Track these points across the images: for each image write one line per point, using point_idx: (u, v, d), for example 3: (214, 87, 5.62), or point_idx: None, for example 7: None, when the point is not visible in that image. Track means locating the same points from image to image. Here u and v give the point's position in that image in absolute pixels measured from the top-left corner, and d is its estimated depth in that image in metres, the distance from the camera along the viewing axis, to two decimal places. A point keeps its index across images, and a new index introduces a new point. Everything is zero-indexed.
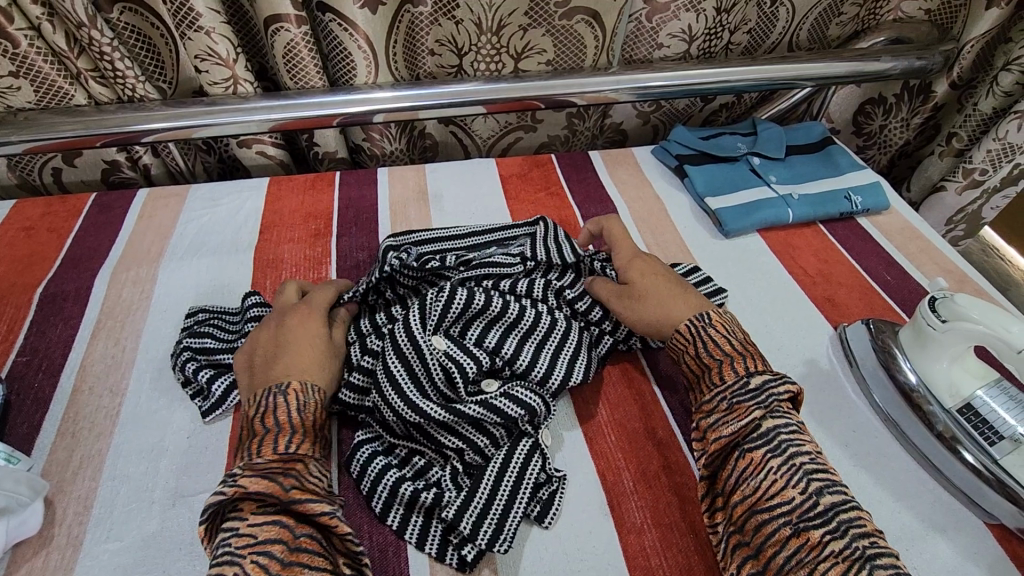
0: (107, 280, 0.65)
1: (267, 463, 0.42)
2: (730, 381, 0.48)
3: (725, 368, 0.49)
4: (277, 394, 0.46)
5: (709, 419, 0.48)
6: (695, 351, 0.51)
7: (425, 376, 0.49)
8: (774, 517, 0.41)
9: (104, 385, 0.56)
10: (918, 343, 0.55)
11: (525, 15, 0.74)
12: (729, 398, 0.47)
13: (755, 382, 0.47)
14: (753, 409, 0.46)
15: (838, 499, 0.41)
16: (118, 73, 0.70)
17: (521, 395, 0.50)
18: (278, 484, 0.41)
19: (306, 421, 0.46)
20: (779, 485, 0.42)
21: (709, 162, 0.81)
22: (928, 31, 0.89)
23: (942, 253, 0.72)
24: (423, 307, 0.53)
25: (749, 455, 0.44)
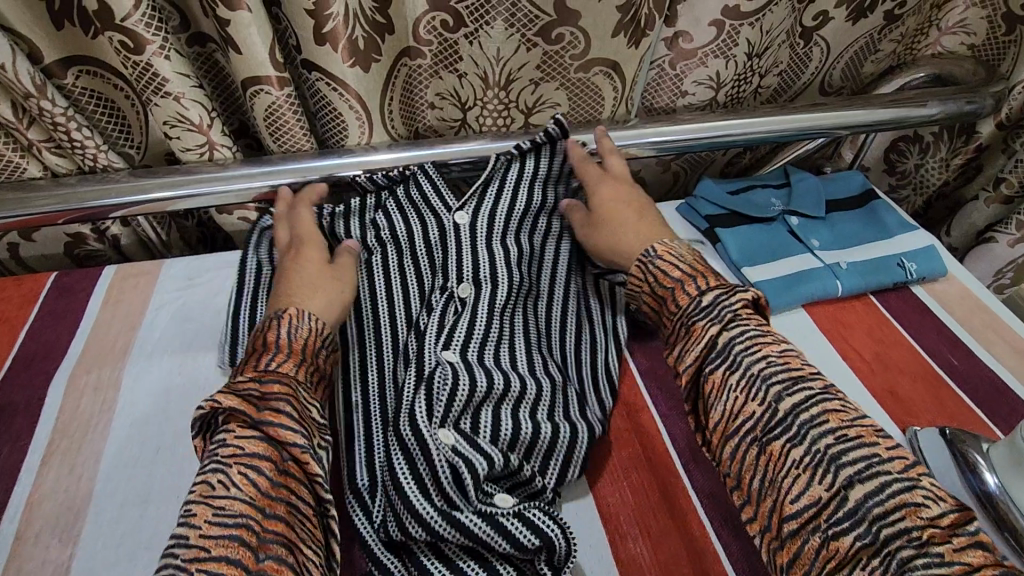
0: (64, 386, 0.57)
1: (245, 384, 0.44)
2: (688, 301, 0.50)
3: (678, 294, 0.51)
4: (279, 317, 0.50)
5: (676, 355, 0.49)
6: (650, 285, 0.53)
7: (432, 479, 0.45)
8: (742, 437, 0.43)
9: (54, 529, 0.47)
10: (1016, 466, 0.48)
11: (536, 68, 0.66)
12: (685, 322, 0.49)
13: (708, 298, 0.49)
14: (708, 327, 0.47)
15: (798, 401, 0.42)
16: (76, 143, 0.61)
17: (537, 521, 0.43)
18: (273, 457, 0.41)
19: (309, 411, 0.44)
20: (741, 402, 0.44)
21: (742, 222, 0.73)
22: (974, 70, 0.82)
23: (1012, 330, 0.64)
24: (430, 395, 0.49)
25: (710, 376, 0.46)
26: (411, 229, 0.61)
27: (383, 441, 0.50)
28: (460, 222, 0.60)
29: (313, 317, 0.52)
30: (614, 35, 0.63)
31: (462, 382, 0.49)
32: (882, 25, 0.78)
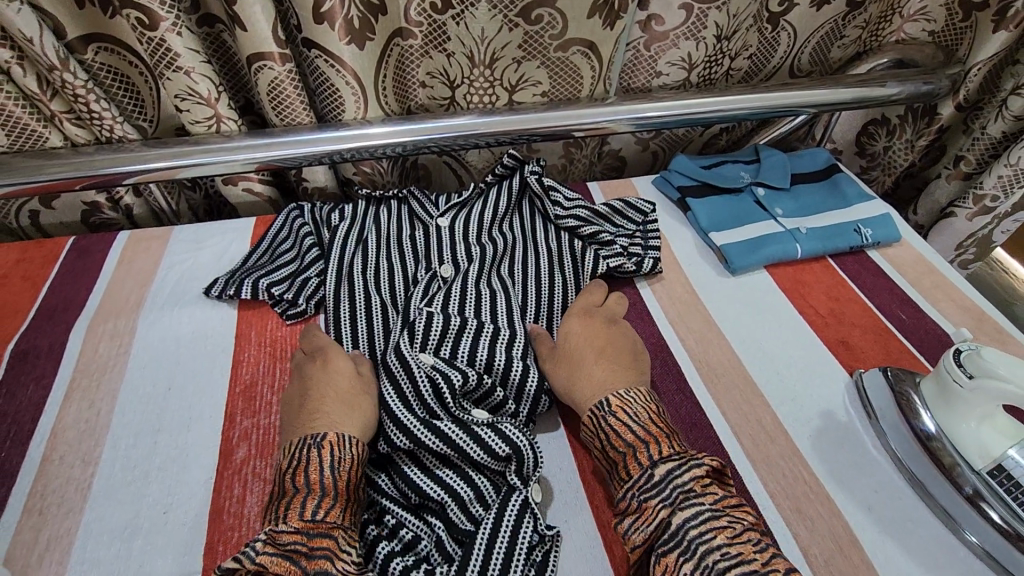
0: (82, 333, 0.62)
1: (290, 536, 0.41)
2: (637, 475, 0.46)
3: (630, 462, 0.47)
4: (311, 447, 0.46)
5: (623, 525, 0.45)
6: (600, 444, 0.49)
7: (414, 393, 0.51)
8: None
9: (76, 453, 0.52)
10: (943, 398, 0.52)
11: (518, 48, 0.72)
12: (636, 495, 0.45)
13: (660, 472, 0.45)
14: (659, 508, 0.43)
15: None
16: (94, 115, 0.67)
17: (508, 432, 0.49)
18: (298, 569, 0.40)
19: (338, 482, 0.45)
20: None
21: (712, 193, 0.79)
22: (933, 53, 0.86)
23: (959, 289, 0.69)
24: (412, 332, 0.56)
25: (662, 559, 0.42)
26: (398, 219, 0.72)
27: (376, 374, 0.57)
28: (441, 225, 0.71)
29: (355, 440, 0.48)
30: (590, 16, 0.69)
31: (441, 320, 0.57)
32: (845, 11, 0.84)
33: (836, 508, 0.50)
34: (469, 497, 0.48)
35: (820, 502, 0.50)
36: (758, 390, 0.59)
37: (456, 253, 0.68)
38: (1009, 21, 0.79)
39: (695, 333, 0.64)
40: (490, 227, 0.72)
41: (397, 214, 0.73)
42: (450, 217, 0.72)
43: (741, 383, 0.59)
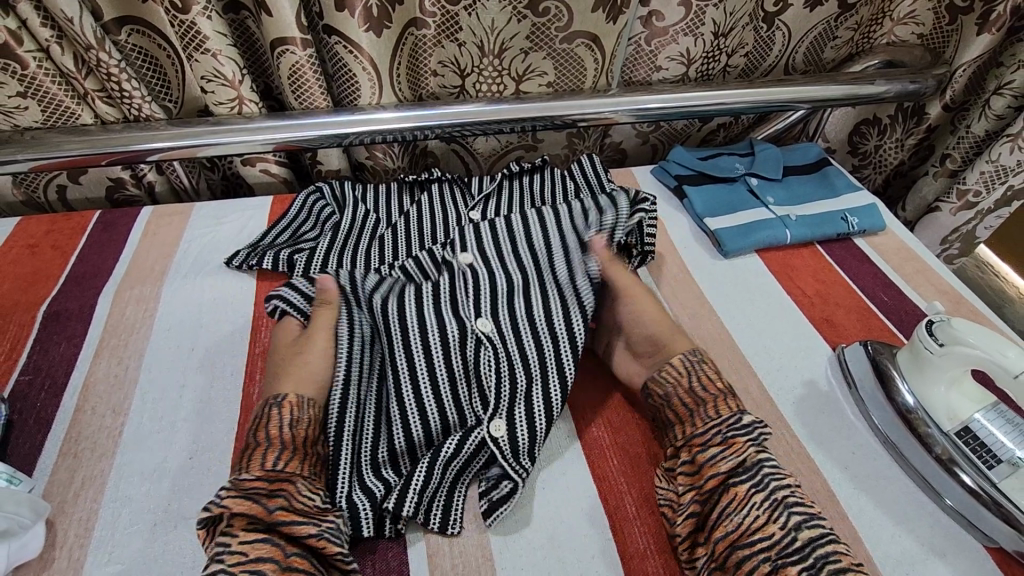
0: (111, 298, 0.65)
1: (251, 482, 0.44)
2: (726, 415, 0.50)
3: (721, 403, 0.52)
4: (272, 407, 0.50)
5: (705, 453, 0.49)
6: (688, 383, 0.54)
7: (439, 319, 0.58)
8: (754, 554, 0.43)
9: (106, 405, 0.56)
10: (916, 366, 0.55)
11: (526, 39, 0.76)
12: (725, 431, 0.49)
13: (748, 417, 0.50)
14: (748, 445, 0.48)
15: (813, 535, 0.43)
16: (125, 94, 0.71)
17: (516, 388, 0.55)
18: (261, 506, 0.43)
19: (295, 437, 0.48)
20: (760, 521, 0.44)
21: (707, 182, 0.82)
22: (922, 55, 0.90)
23: (937, 274, 0.73)
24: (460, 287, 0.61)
25: (734, 488, 0.46)
26: (427, 198, 0.78)
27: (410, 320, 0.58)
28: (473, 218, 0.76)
29: (284, 401, 0.50)
30: (594, 10, 0.73)
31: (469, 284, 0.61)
32: (836, 12, 0.88)
33: (816, 468, 0.54)
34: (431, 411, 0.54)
35: (801, 462, 0.54)
36: (747, 362, 0.62)
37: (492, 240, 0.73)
38: (991, 24, 0.84)
39: (690, 311, 0.68)
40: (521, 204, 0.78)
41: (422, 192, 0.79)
42: (481, 212, 0.77)
43: (730, 355, 0.63)
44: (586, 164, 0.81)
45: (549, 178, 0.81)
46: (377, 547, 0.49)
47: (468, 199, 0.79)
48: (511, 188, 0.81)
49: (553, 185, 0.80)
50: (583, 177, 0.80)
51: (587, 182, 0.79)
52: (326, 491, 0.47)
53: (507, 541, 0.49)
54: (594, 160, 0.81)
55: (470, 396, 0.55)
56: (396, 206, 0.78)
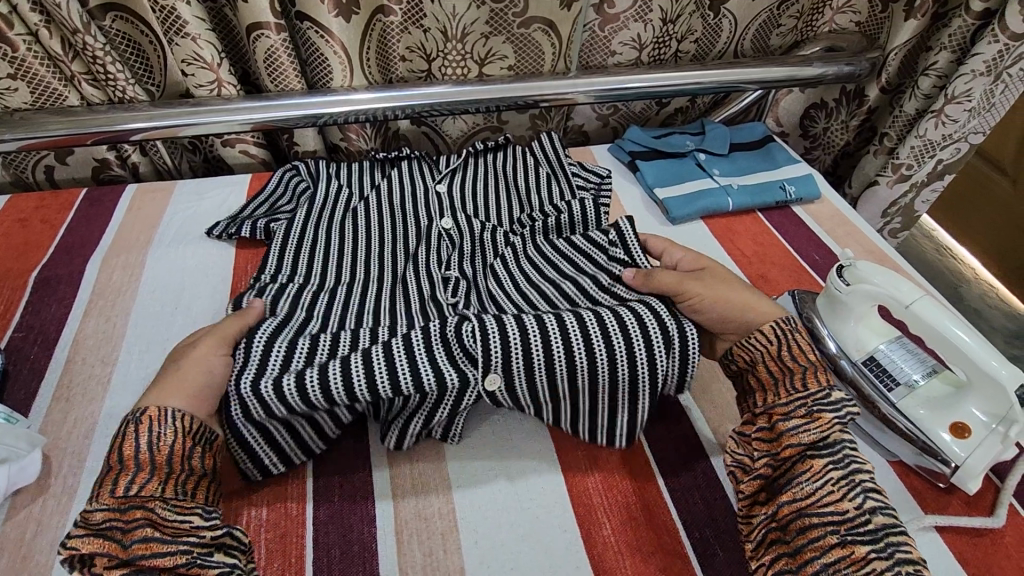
0: (98, 264, 0.70)
1: (102, 515, 0.42)
2: (815, 389, 0.50)
3: (809, 375, 0.50)
4: (129, 423, 0.46)
5: (787, 423, 0.49)
6: (778, 354, 0.52)
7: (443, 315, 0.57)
8: (822, 525, 0.44)
9: (96, 355, 0.61)
10: (830, 305, 0.61)
11: (486, 24, 0.82)
12: (809, 407, 0.49)
13: (839, 393, 0.49)
14: (835, 420, 0.48)
15: (891, 519, 0.43)
16: (110, 77, 0.75)
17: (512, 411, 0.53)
18: (116, 542, 0.41)
19: (158, 457, 0.45)
20: (835, 495, 0.45)
21: (659, 157, 0.89)
22: (858, 40, 0.99)
23: (865, 235, 0.80)
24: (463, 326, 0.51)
25: (811, 461, 0.46)
26: (399, 172, 0.84)
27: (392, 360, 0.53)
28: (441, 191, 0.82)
29: (179, 414, 0.47)
30: None
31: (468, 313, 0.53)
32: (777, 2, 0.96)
33: None
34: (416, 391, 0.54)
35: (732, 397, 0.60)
36: None
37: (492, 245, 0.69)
38: (916, 10, 0.92)
39: None
40: (486, 181, 0.84)
41: (396, 168, 0.85)
42: (447, 185, 0.83)
43: None
44: (548, 143, 0.87)
45: (512, 154, 0.87)
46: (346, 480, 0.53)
47: (436, 174, 0.84)
48: (475, 165, 0.86)
49: (515, 162, 0.86)
50: (543, 154, 0.86)
51: (548, 161, 0.86)
52: (203, 513, 0.44)
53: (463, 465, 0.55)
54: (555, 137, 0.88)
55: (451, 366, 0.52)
56: (368, 181, 0.83)
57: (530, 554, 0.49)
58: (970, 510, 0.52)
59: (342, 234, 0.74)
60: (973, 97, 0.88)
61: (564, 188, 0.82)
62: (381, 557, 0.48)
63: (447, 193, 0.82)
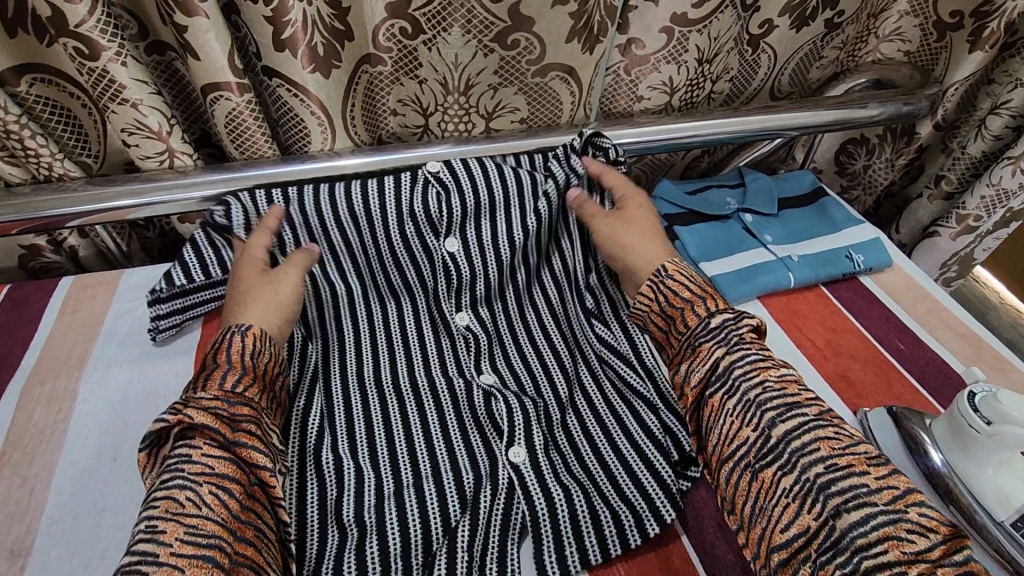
0: (16, 397, 0.55)
1: (211, 401, 0.42)
2: (694, 325, 0.51)
3: (688, 315, 0.52)
4: (235, 334, 0.47)
5: (679, 370, 0.51)
6: (658, 308, 0.54)
7: (457, 421, 0.53)
8: (737, 462, 0.45)
9: (4, 540, 0.46)
10: (958, 443, 0.48)
11: (495, 74, 0.68)
12: (691, 343, 0.51)
13: (715, 322, 0.50)
14: (713, 349, 0.49)
15: (791, 427, 0.44)
16: (30, 152, 0.61)
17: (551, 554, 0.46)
18: (225, 423, 0.42)
19: (256, 365, 0.47)
20: (735, 426, 0.46)
21: (699, 221, 0.76)
22: (910, 74, 0.87)
23: (952, 314, 0.68)
24: (495, 424, 0.53)
25: (710, 400, 0.48)
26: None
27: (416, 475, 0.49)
28: None
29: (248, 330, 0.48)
30: (569, 41, 0.66)
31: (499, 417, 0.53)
32: (823, 32, 0.83)
33: None
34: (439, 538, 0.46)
35: None
36: None
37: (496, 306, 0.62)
38: (985, 41, 0.79)
39: None
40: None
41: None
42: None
43: None
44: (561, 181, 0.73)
45: None
46: None
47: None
48: None
49: None
50: None
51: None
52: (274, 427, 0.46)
53: None
54: None
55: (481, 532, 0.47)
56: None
57: None
58: None
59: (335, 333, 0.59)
60: None
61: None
62: None
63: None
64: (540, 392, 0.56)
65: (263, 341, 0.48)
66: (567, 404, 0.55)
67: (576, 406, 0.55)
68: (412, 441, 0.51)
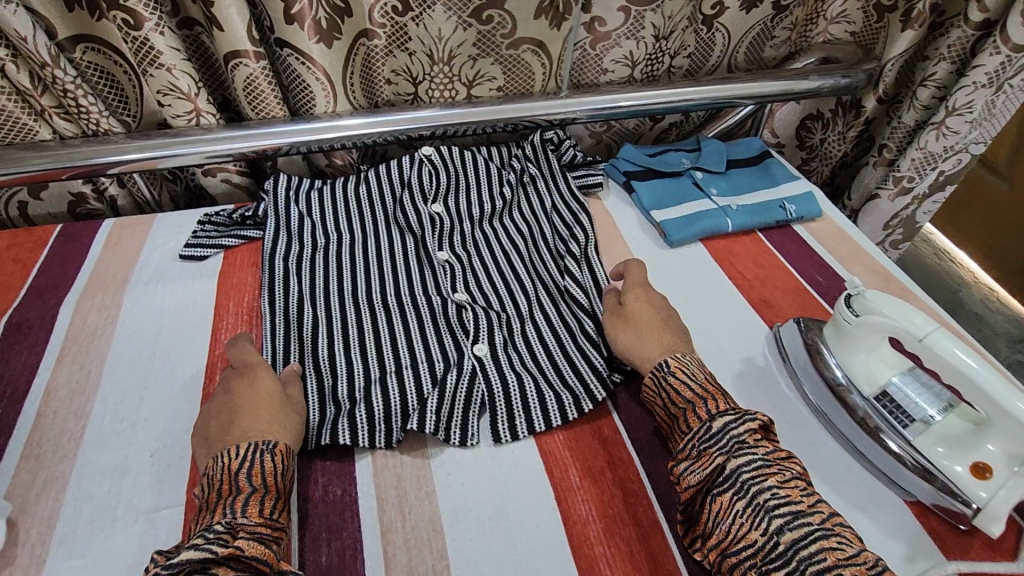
0: (72, 307, 0.67)
1: (255, 527, 0.44)
2: (696, 427, 0.50)
3: (690, 416, 0.51)
4: (263, 452, 0.48)
5: (679, 468, 0.50)
6: (663, 403, 0.54)
7: (432, 326, 0.65)
8: (740, 562, 0.44)
9: (68, 407, 0.58)
10: (839, 338, 0.59)
11: (474, 46, 0.79)
12: (692, 446, 0.50)
13: (718, 425, 0.49)
14: (716, 455, 0.48)
15: (797, 535, 0.43)
16: (82, 109, 0.72)
17: (504, 418, 0.57)
18: (270, 553, 0.43)
19: (281, 485, 0.48)
20: (744, 528, 0.45)
21: (655, 177, 0.86)
22: (854, 51, 0.98)
23: (870, 256, 0.77)
24: (463, 328, 0.64)
25: (717, 498, 0.47)
26: (390, 183, 0.79)
27: (397, 360, 0.61)
28: (435, 212, 0.77)
29: (272, 445, 0.49)
30: (537, 17, 0.77)
31: (465, 323, 0.65)
32: (771, 14, 0.93)
33: None
34: (411, 403, 0.57)
35: None
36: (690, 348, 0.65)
37: (469, 250, 0.75)
38: (913, 21, 0.88)
39: None
40: (482, 201, 0.80)
41: (386, 179, 0.80)
42: (442, 205, 0.79)
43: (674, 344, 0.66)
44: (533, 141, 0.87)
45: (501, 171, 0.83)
46: (334, 533, 0.50)
47: (428, 191, 0.79)
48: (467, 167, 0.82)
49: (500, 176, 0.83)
50: (538, 170, 0.85)
51: (540, 176, 0.84)
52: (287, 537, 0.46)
53: (458, 516, 0.52)
54: (538, 138, 0.86)
55: (446, 400, 0.58)
56: (359, 199, 0.78)
57: None
58: (991, 553, 0.49)
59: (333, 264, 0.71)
60: (974, 109, 0.86)
61: (568, 211, 0.80)
62: None
63: (444, 213, 0.78)
64: (502, 306, 0.68)
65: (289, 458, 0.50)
66: (523, 317, 0.67)
67: (531, 317, 0.67)
68: (393, 339, 0.63)
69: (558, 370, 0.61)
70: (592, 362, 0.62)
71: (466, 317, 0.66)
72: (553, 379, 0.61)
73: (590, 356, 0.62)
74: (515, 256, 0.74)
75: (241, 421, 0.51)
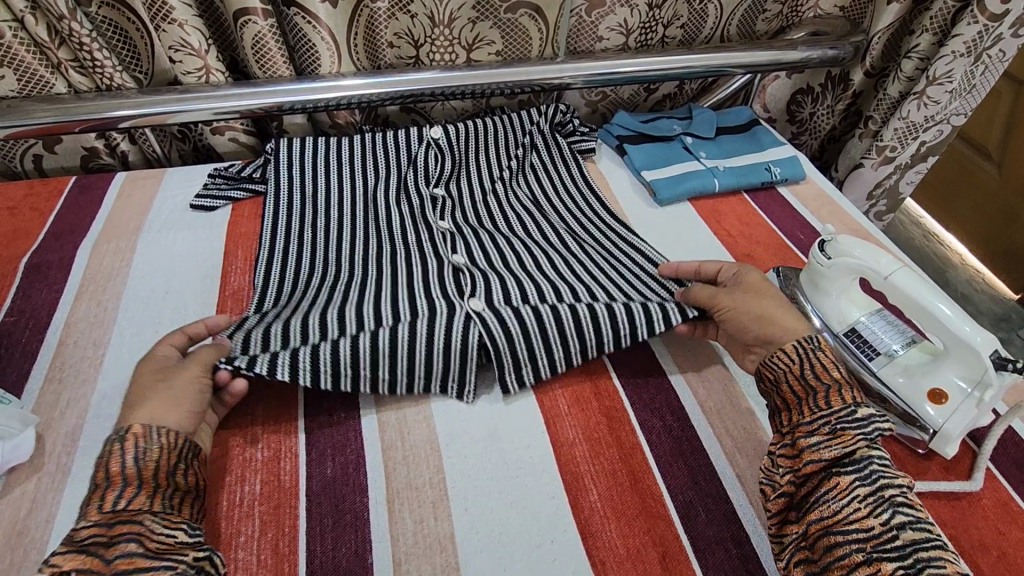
0: (89, 251, 0.70)
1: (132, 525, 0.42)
2: (838, 407, 0.48)
3: (833, 394, 0.49)
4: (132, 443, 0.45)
5: (810, 438, 0.48)
6: (801, 372, 0.52)
7: (424, 284, 0.65)
8: (848, 543, 0.43)
9: (88, 338, 0.61)
10: (813, 282, 0.62)
11: (473, 9, 0.83)
12: (833, 423, 0.48)
13: (865, 413, 0.48)
14: (859, 439, 0.46)
15: (919, 534, 0.42)
16: (96, 63, 0.75)
17: (509, 373, 0.59)
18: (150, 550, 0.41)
19: (148, 472, 0.45)
20: (860, 513, 0.43)
21: (646, 141, 0.90)
22: (842, 24, 1.00)
23: (849, 215, 0.81)
24: (459, 286, 0.64)
25: (837, 478, 0.46)
26: (392, 148, 0.82)
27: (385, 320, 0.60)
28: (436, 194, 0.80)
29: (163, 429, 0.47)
30: None
31: (459, 283, 0.65)
32: None
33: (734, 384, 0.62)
34: (403, 363, 0.57)
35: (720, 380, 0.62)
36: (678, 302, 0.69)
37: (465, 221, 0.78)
38: None
39: None
40: (487, 186, 0.83)
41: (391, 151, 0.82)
42: (444, 189, 0.82)
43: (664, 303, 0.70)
44: (534, 117, 0.87)
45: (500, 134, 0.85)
46: (340, 449, 0.54)
47: (431, 172, 0.82)
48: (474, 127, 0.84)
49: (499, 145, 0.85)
50: (537, 158, 0.86)
51: (543, 167, 0.85)
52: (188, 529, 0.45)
53: (452, 437, 0.56)
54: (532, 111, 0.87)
55: (440, 360, 0.57)
56: (360, 169, 0.80)
57: (518, 521, 0.50)
58: (947, 474, 0.54)
59: (339, 232, 0.73)
60: (954, 79, 0.89)
61: (571, 191, 0.82)
62: (372, 524, 0.49)
63: (446, 196, 0.81)
64: (500, 265, 0.68)
65: (175, 442, 0.47)
66: (521, 275, 0.66)
67: (532, 273, 0.67)
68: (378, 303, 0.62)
69: (563, 326, 0.59)
70: (601, 312, 0.60)
71: (460, 278, 0.66)
72: (555, 337, 0.59)
73: (598, 310, 0.60)
74: (518, 230, 0.76)
75: (186, 392, 0.50)
